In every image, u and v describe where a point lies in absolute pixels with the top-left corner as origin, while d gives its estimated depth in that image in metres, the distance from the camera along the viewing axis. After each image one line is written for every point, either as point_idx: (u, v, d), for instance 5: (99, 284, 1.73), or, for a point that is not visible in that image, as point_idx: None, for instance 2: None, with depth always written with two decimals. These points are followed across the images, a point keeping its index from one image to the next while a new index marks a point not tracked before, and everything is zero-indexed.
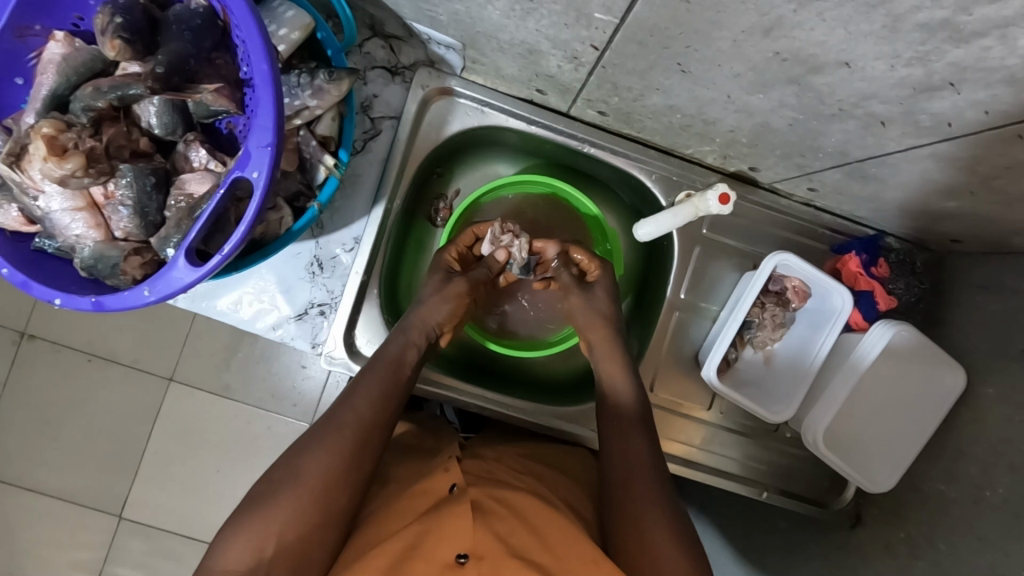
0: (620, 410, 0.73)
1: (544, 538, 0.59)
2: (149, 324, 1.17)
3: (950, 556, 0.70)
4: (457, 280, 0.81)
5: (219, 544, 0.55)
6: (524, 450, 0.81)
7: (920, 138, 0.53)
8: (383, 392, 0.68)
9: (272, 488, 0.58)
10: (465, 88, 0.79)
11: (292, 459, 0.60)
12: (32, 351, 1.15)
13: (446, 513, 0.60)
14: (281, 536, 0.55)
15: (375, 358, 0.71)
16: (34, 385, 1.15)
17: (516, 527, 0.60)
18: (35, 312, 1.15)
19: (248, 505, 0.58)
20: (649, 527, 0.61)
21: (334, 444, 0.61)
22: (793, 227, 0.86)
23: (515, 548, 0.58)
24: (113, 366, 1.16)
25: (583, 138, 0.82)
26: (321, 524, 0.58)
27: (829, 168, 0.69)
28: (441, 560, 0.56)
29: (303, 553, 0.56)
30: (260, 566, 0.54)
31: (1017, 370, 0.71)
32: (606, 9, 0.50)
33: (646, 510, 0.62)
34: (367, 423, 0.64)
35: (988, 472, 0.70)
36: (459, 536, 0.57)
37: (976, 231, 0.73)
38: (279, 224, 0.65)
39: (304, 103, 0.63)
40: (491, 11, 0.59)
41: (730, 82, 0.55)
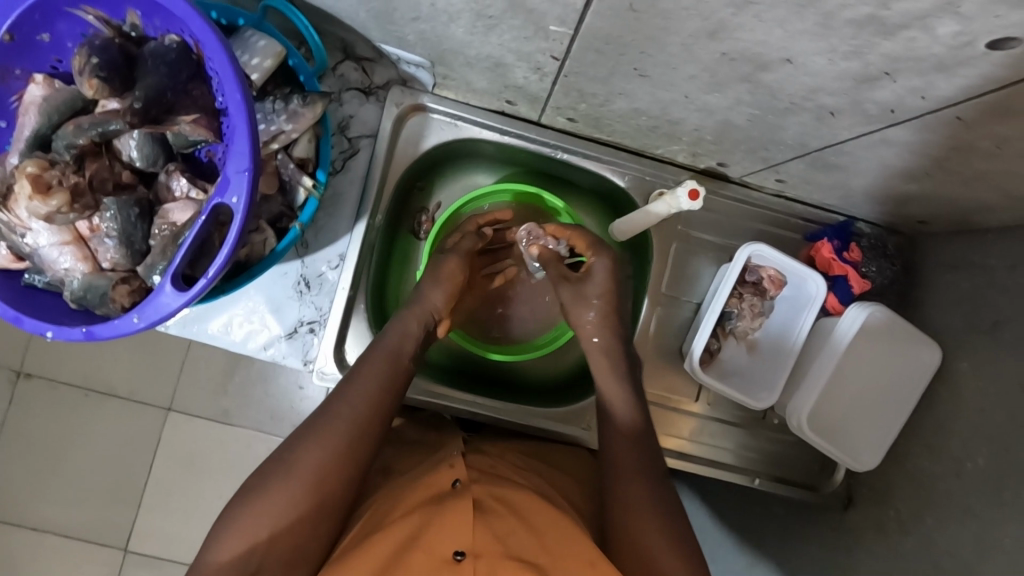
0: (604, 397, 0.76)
1: (542, 538, 0.61)
2: (144, 355, 1.18)
3: (938, 530, 0.72)
4: (448, 259, 0.81)
5: (212, 536, 0.59)
6: (526, 448, 0.83)
7: (869, 126, 0.56)
8: (385, 386, 0.69)
9: (269, 478, 0.61)
10: (438, 104, 0.82)
11: (290, 452, 0.63)
12: (30, 390, 1.16)
13: (448, 507, 0.61)
14: (273, 527, 0.59)
15: (373, 350, 0.72)
16: (33, 423, 1.16)
17: (513, 527, 0.61)
18: (31, 350, 1.16)
19: (245, 495, 0.61)
20: (644, 525, 0.65)
21: (331, 437, 0.64)
22: (766, 219, 0.88)
23: (513, 549, 0.58)
24: (112, 400, 1.17)
25: (555, 145, 0.85)
26: (320, 515, 0.61)
27: (792, 159, 0.71)
28: (440, 556, 0.57)
29: (298, 543, 0.60)
30: (254, 554, 0.58)
31: (990, 344, 0.73)
32: (560, 22, 0.52)
33: (640, 515, 0.65)
34: (363, 420, 0.66)
35: (970, 445, 0.72)
36: (457, 533, 0.58)
37: (942, 212, 0.75)
38: (263, 245, 0.67)
39: (280, 128, 0.64)
40: (454, 29, 0.60)
41: (687, 83, 0.57)
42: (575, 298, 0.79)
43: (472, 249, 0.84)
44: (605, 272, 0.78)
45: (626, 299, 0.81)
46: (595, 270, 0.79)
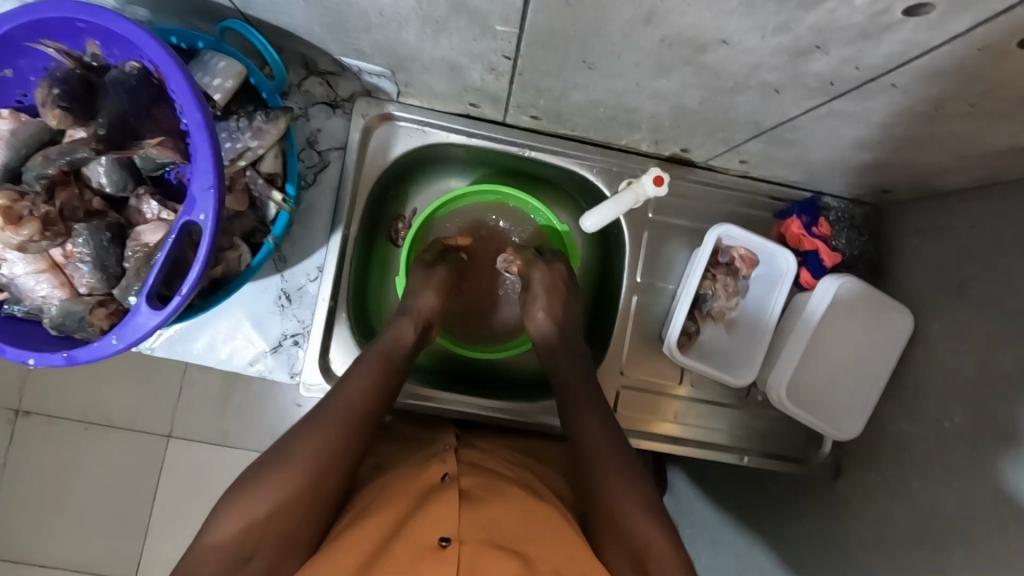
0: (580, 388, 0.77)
1: (530, 529, 0.63)
2: (140, 383, 1.19)
3: (923, 491, 0.74)
4: (438, 270, 0.85)
5: (210, 520, 0.61)
6: (516, 445, 0.84)
7: (813, 99, 0.57)
8: (377, 382, 0.71)
9: (264, 468, 0.63)
10: (404, 112, 0.84)
11: (288, 444, 0.65)
12: (29, 427, 1.17)
13: (435, 500, 0.63)
14: (268, 513, 0.60)
15: (370, 349, 0.74)
16: (35, 460, 1.17)
17: (501, 514, 0.64)
18: (28, 388, 1.17)
19: (241, 484, 0.63)
20: (628, 510, 0.65)
21: (323, 431, 0.65)
22: (735, 200, 0.90)
23: (498, 538, 0.61)
24: (114, 430, 1.18)
25: (523, 143, 0.86)
26: (313, 505, 0.63)
27: (750, 139, 0.73)
28: (425, 542, 0.58)
29: (291, 531, 0.61)
30: (249, 539, 0.59)
31: (960, 304, 0.74)
32: (505, 20, 0.54)
33: (624, 500, 0.66)
34: (358, 414, 0.68)
35: (945, 405, 0.74)
36: (443, 522, 0.60)
37: (902, 178, 0.77)
38: (238, 261, 0.68)
39: (246, 145, 0.65)
40: (407, 36, 0.62)
41: (635, 71, 0.59)
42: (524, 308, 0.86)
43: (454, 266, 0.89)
44: (543, 280, 0.84)
45: (571, 300, 0.85)
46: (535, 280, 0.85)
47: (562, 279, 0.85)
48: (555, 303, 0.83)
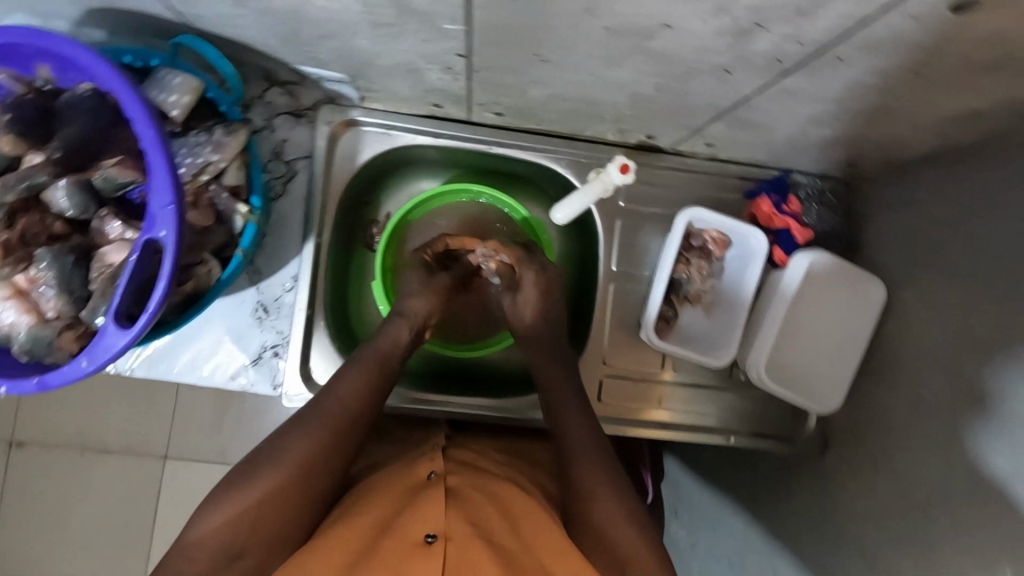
0: (560, 378, 0.78)
1: (514, 526, 0.64)
2: (134, 406, 1.19)
3: (906, 460, 0.74)
4: (439, 277, 0.85)
5: (199, 515, 0.62)
6: (503, 445, 0.85)
7: (764, 78, 0.58)
8: (369, 382, 0.71)
9: (255, 466, 0.64)
10: (368, 117, 0.84)
11: (276, 443, 0.65)
12: (25, 457, 1.17)
13: (422, 498, 0.64)
14: (257, 510, 0.61)
15: (364, 351, 0.74)
16: (33, 489, 1.17)
17: (489, 512, 0.64)
18: (21, 418, 1.17)
19: (231, 481, 0.64)
20: (605, 502, 0.66)
21: (312, 431, 0.66)
22: (706, 183, 0.90)
23: (486, 533, 0.61)
24: (112, 454, 1.18)
25: (490, 141, 0.87)
26: (302, 503, 0.63)
27: (712, 122, 0.74)
28: (412, 540, 0.59)
29: (279, 529, 0.62)
30: (238, 534, 0.61)
31: (931, 273, 0.75)
32: (452, 20, 0.53)
33: (603, 490, 0.67)
34: (346, 415, 0.68)
35: (922, 373, 0.74)
36: (429, 518, 0.60)
37: (866, 150, 0.78)
38: (209, 276, 0.68)
39: (207, 159, 0.65)
40: (359, 42, 0.61)
41: (588, 62, 0.59)
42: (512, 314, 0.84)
43: (461, 275, 0.88)
44: (533, 282, 0.82)
45: (559, 305, 0.84)
46: (524, 282, 0.82)
47: (551, 287, 0.83)
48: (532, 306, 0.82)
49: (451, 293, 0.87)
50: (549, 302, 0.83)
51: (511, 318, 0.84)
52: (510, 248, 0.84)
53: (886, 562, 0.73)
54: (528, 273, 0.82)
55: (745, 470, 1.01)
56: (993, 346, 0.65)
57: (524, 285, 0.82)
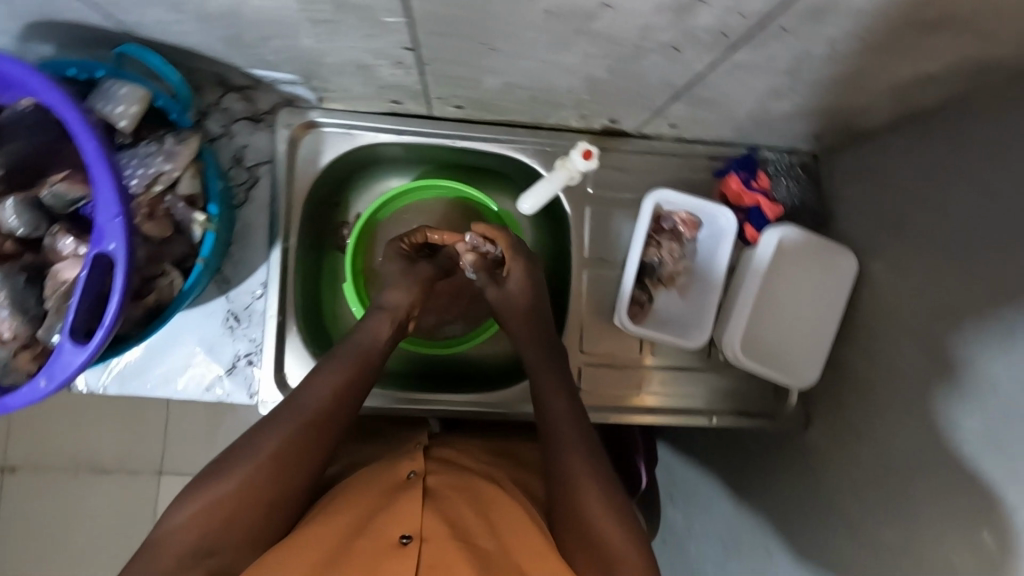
0: (544, 366, 0.77)
1: (490, 524, 0.64)
2: (125, 426, 1.18)
3: (884, 428, 0.74)
4: (422, 266, 0.84)
5: (172, 509, 0.61)
6: (491, 446, 0.83)
7: (714, 53, 0.57)
8: (347, 380, 0.70)
9: (227, 462, 0.63)
10: (328, 118, 0.83)
11: (251, 438, 0.65)
12: (19, 484, 1.16)
13: (399, 498, 0.64)
14: (231, 504, 0.61)
15: (347, 348, 0.73)
16: (30, 515, 1.16)
17: (466, 512, 0.64)
18: (13, 445, 1.17)
19: (203, 478, 0.63)
20: (588, 491, 0.65)
21: (288, 428, 0.65)
22: (675, 165, 0.90)
23: (462, 533, 0.62)
24: (105, 474, 1.17)
25: (453, 134, 0.86)
26: (276, 501, 0.63)
27: (672, 102, 0.73)
28: (388, 539, 0.60)
29: (253, 526, 0.61)
30: (211, 528, 0.60)
31: (900, 240, 0.75)
32: (392, 11, 0.52)
33: (586, 482, 0.66)
34: (325, 413, 0.67)
35: (895, 341, 0.74)
36: (405, 518, 0.61)
37: (828, 122, 0.77)
38: (171, 287, 0.67)
39: (159, 169, 0.64)
40: (304, 40, 0.60)
41: (536, 48, 0.58)
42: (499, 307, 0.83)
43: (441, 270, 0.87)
44: (521, 276, 0.82)
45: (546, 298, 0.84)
46: (512, 276, 0.82)
47: (537, 281, 0.83)
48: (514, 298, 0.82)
49: (433, 284, 0.86)
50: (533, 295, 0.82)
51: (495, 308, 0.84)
52: (501, 232, 0.82)
53: (868, 530, 0.74)
54: (516, 264, 0.82)
55: (734, 448, 1.00)
56: (960, 309, 0.65)
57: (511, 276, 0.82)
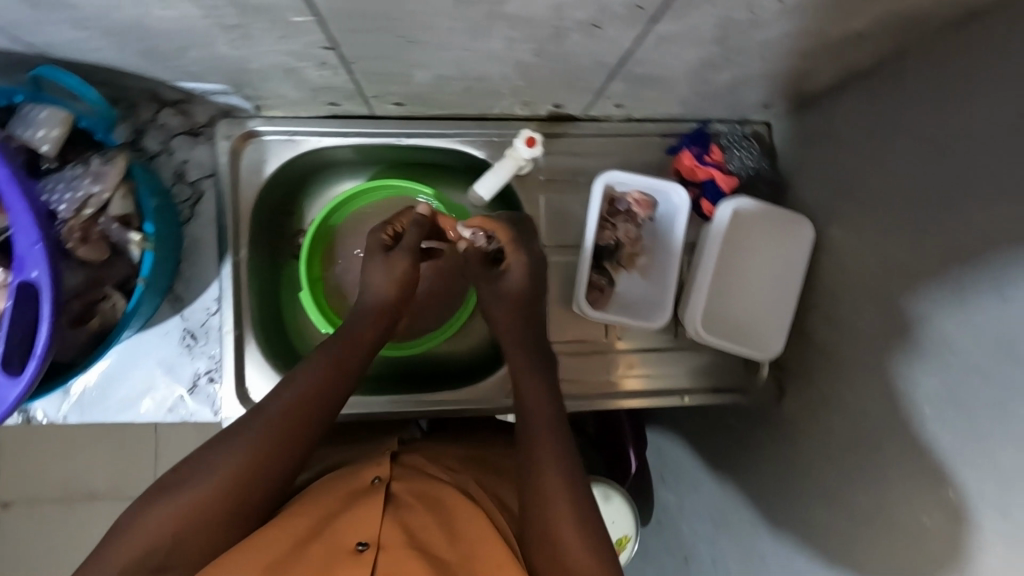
0: (521, 355, 0.77)
1: (451, 532, 0.62)
2: (114, 454, 1.17)
3: (850, 393, 0.73)
4: (400, 255, 0.80)
5: (128, 514, 0.60)
6: (466, 453, 0.80)
7: (636, 27, 0.56)
8: (322, 387, 0.69)
9: (190, 470, 0.62)
10: (269, 126, 0.82)
11: (218, 444, 0.64)
12: (13, 519, 1.16)
13: (360, 503, 0.64)
14: (191, 509, 0.59)
15: (324, 353, 0.72)
16: (26, 550, 1.16)
17: (427, 521, 0.63)
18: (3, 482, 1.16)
19: (163, 485, 0.62)
20: (554, 490, 0.63)
21: (256, 435, 0.64)
22: (627, 145, 0.89)
23: (420, 542, 0.60)
24: (96, 502, 1.17)
25: (398, 132, 0.84)
26: (236, 511, 0.61)
27: (609, 81, 0.72)
28: (344, 546, 0.59)
29: (209, 537, 0.60)
30: (168, 534, 0.58)
31: (853, 203, 0.74)
32: (297, 11, 0.51)
33: (552, 482, 0.64)
34: (297, 418, 0.66)
35: (855, 305, 0.73)
36: (363, 526, 0.60)
37: (773, 89, 0.76)
38: (114, 310, 0.67)
39: (87, 192, 0.63)
40: (220, 48, 0.59)
41: (455, 36, 0.57)
42: (494, 299, 0.80)
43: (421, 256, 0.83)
44: (522, 269, 0.79)
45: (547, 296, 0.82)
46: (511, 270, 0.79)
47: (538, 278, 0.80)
48: (513, 290, 0.79)
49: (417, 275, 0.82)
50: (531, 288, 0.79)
51: (489, 302, 0.81)
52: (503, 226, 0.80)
53: (841, 495, 0.72)
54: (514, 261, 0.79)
55: (716, 426, 0.99)
56: (912, 268, 0.64)
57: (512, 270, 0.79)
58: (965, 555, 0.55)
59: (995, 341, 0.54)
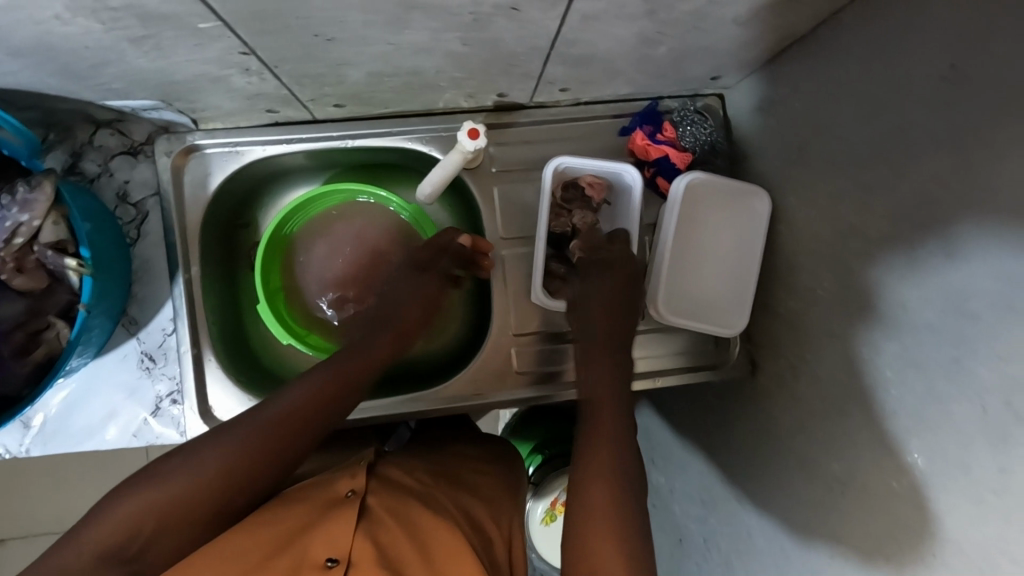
0: (601, 343, 0.77)
1: (424, 552, 0.59)
2: (104, 481, 1.16)
3: (817, 362, 0.71)
4: (427, 280, 0.84)
5: (106, 501, 0.56)
6: (434, 466, 0.78)
7: (556, 6, 0.54)
8: (327, 397, 0.67)
9: (170, 465, 0.58)
10: (209, 139, 0.80)
11: (212, 436, 0.61)
12: (7, 554, 1.15)
13: (332, 517, 0.61)
14: (174, 497, 0.56)
15: (335, 361, 0.71)
16: None
17: (400, 539, 0.60)
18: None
19: (140, 479, 0.58)
20: (592, 497, 0.60)
21: (251, 434, 0.61)
22: (578, 129, 0.87)
23: (392, 560, 0.57)
24: None
25: (342, 135, 0.83)
26: (211, 513, 0.58)
27: (547, 65, 0.70)
28: (313, 561, 0.56)
29: (180, 536, 0.57)
30: (147, 520, 0.55)
31: (805, 170, 0.72)
32: (202, 18, 0.50)
33: (591, 475, 0.62)
34: (303, 418, 0.64)
35: (815, 272, 0.71)
36: (335, 540, 0.58)
37: (716, 61, 0.75)
38: (59, 338, 0.68)
39: (16, 221, 0.62)
40: (137, 62, 0.58)
41: (373, 31, 0.56)
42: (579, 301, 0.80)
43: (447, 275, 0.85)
44: (613, 285, 0.80)
45: (632, 315, 0.80)
46: (608, 278, 0.80)
47: (628, 296, 0.80)
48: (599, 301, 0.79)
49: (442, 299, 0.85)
50: (614, 302, 0.79)
51: (576, 310, 0.81)
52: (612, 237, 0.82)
53: (814, 464, 0.71)
54: (616, 273, 0.80)
55: (697, 406, 0.98)
56: (864, 231, 0.63)
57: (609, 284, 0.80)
58: (934, 517, 0.54)
59: (945, 298, 0.53)
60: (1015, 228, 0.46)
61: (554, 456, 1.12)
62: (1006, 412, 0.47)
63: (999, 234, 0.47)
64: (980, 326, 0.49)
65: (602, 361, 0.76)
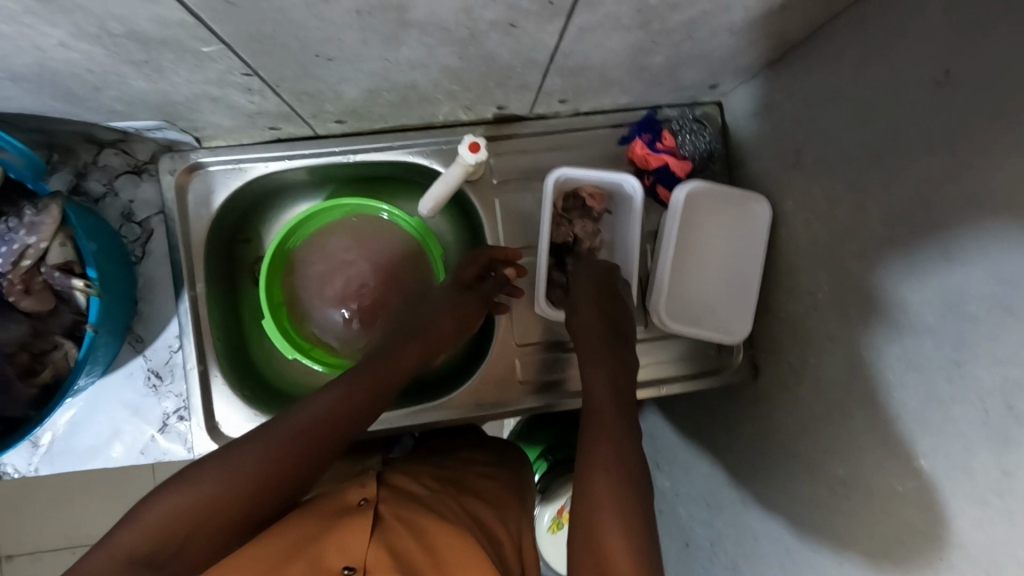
0: (601, 346, 0.77)
1: (437, 558, 0.59)
2: (111, 495, 1.16)
3: (819, 366, 0.72)
4: (470, 301, 0.83)
5: (137, 508, 0.57)
6: (439, 471, 0.79)
7: (551, 21, 0.55)
8: (352, 406, 0.66)
9: (199, 472, 0.59)
10: (213, 157, 0.81)
11: (239, 443, 0.61)
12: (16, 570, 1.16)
13: (345, 525, 0.60)
14: (203, 504, 0.57)
15: (360, 370, 0.71)
16: None
17: (413, 546, 0.60)
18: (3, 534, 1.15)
19: (167, 486, 0.58)
20: (601, 502, 0.60)
21: (279, 441, 0.61)
22: (578, 139, 0.88)
23: (409, 564, 0.57)
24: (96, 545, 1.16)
25: (343, 150, 0.84)
26: (238, 520, 0.58)
27: (545, 77, 0.71)
28: (328, 568, 0.56)
29: (207, 543, 0.57)
30: (178, 526, 0.56)
31: (802, 176, 0.73)
32: (203, 41, 0.51)
33: (597, 476, 0.62)
34: (331, 424, 0.64)
35: (815, 276, 0.72)
36: (350, 549, 0.58)
37: (712, 69, 0.75)
38: (66, 359, 0.69)
39: (23, 243, 0.64)
40: (137, 84, 0.58)
41: (370, 49, 0.56)
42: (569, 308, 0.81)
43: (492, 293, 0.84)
44: (591, 298, 0.80)
45: (625, 320, 0.80)
46: (591, 286, 0.81)
47: (610, 302, 0.80)
48: (588, 311, 0.79)
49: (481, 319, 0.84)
50: (599, 317, 0.79)
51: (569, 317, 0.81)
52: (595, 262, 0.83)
53: (819, 466, 0.71)
54: (596, 285, 0.81)
55: (701, 410, 0.98)
56: (863, 236, 0.63)
57: (591, 294, 0.80)
58: (940, 520, 0.54)
59: (944, 302, 0.53)
60: (1008, 233, 0.46)
61: (560, 462, 1.12)
62: (1007, 415, 0.47)
63: (996, 239, 0.47)
64: (980, 330, 0.50)
65: (599, 364, 0.75)
